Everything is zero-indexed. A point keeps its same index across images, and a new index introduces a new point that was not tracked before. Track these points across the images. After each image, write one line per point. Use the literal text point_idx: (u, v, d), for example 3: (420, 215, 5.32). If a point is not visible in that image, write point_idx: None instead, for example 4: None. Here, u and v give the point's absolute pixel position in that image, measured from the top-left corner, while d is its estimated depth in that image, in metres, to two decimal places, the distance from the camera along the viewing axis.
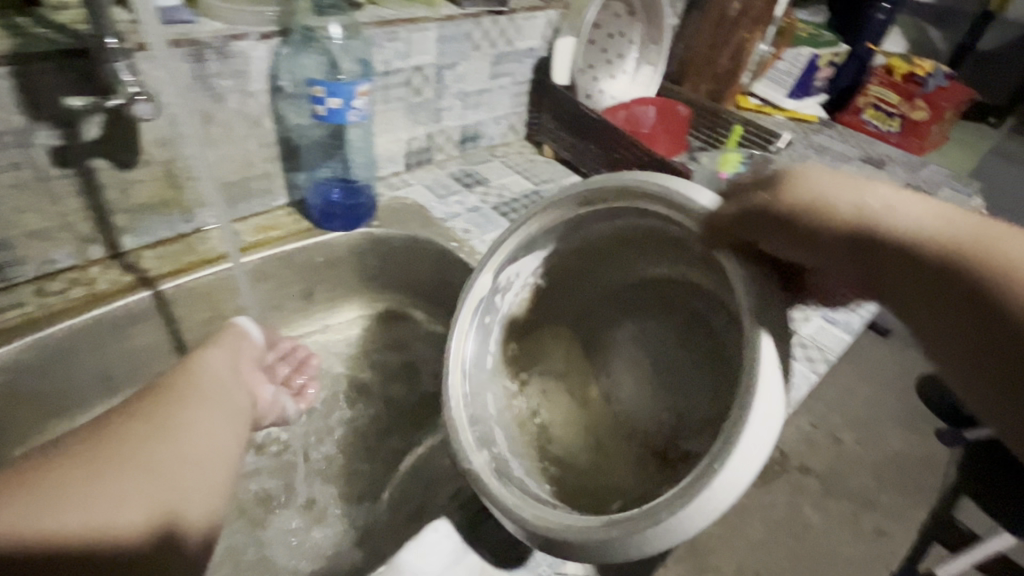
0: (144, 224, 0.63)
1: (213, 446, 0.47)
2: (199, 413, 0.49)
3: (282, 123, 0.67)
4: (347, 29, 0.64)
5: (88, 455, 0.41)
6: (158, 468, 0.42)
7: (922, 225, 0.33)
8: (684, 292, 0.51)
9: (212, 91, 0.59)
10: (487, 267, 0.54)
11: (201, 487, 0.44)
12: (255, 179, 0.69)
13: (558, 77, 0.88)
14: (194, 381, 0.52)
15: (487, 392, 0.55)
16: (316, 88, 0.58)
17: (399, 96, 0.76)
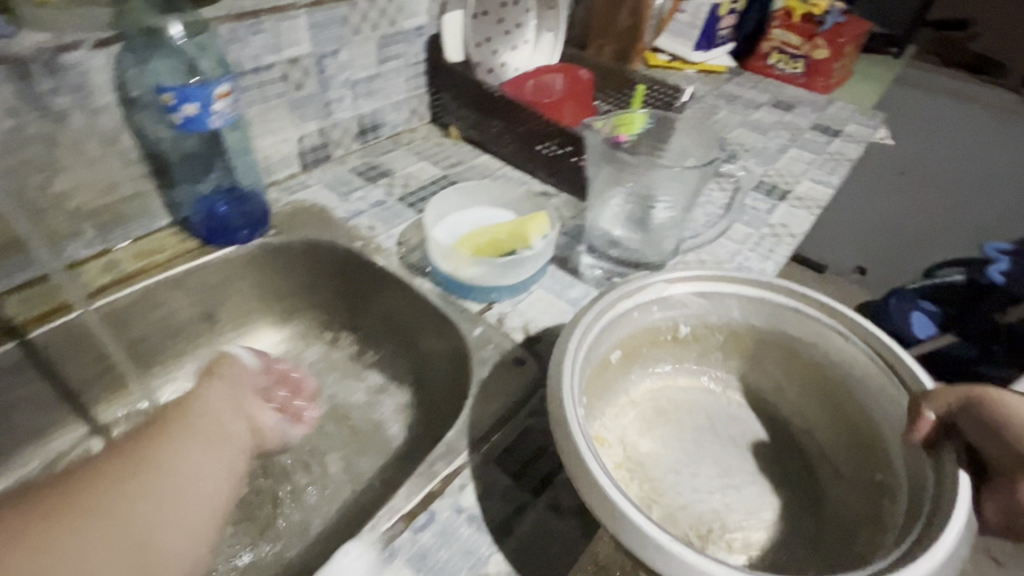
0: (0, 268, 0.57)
1: (207, 481, 0.39)
2: (194, 448, 0.40)
3: (144, 138, 0.61)
4: (189, 27, 0.58)
5: (44, 499, 0.32)
6: (137, 514, 0.34)
7: None
8: (821, 462, 0.56)
9: (49, 111, 0.53)
10: (662, 280, 0.54)
11: (189, 532, 0.35)
12: (125, 201, 0.63)
13: (451, 55, 0.85)
14: (196, 413, 0.44)
15: (585, 369, 0.49)
16: (165, 95, 0.53)
17: (278, 93, 0.71)
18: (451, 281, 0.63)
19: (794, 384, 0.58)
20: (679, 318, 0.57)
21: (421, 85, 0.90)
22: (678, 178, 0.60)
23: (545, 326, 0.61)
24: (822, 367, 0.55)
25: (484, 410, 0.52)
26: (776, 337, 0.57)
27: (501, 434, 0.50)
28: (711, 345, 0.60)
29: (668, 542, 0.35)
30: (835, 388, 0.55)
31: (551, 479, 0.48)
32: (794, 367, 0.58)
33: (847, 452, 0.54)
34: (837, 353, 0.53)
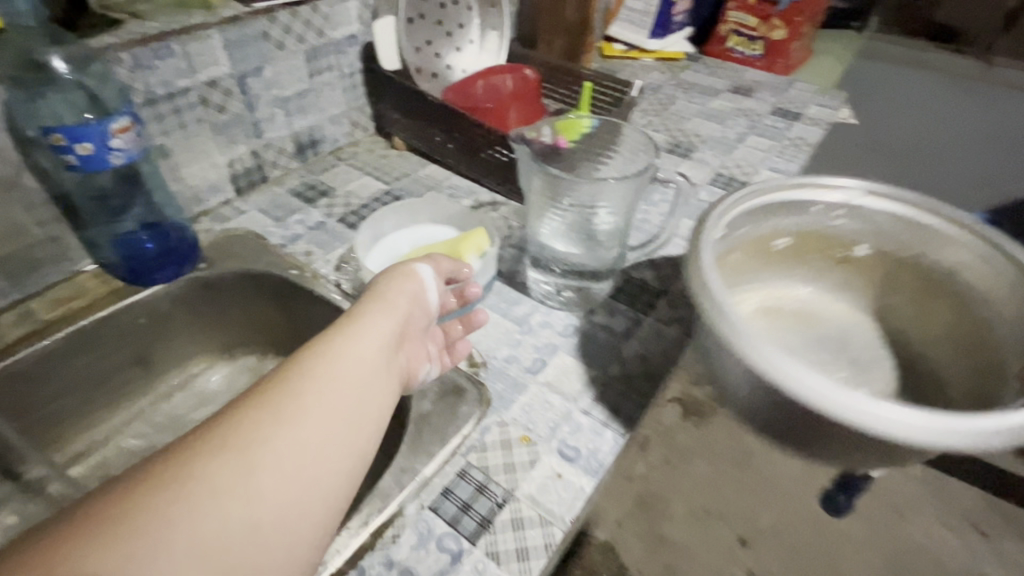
0: None
1: (344, 431, 0.32)
2: (270, 462, 0.29)
3: (50, 179, 0.57)
4: (73, 61, 0.54)
5: (127, 545, 0.24)
6: (243, 533, 0.27)
7: None
8: (901, 348, 0.65)
9: None
10: (879, 194, 0.61)
11: (310, 523, 0.29)
12: (35, 247, 0.59)
13: (386, 63, 0.81)
14: (247, 435, 0.29)
15: (841, 210, 0.62)
16: (55, 136, 0.49)
17: (198, 118, 0.67)
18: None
19: (916, 294, 0.64)
20: (861, 236, 0.64)
21: (360, 95, 0.86)
22: (614, 191, 0.56)
23: (489, 348, 0.58)
24: (957, 292, 0.59)
25: (422, 448, 0.49)
26: (914, 265, 0.62)
27: (439, 474, 0.48)
28: (870, 259, 0.65)
29: (845, 394, 0.42)
30: (964, 311, 0.59)
31: (490, 522, 0.45)
32: (922, 295, 0.63)
33: (942, 354, 0.62)
34: (965, 271, 0.58)
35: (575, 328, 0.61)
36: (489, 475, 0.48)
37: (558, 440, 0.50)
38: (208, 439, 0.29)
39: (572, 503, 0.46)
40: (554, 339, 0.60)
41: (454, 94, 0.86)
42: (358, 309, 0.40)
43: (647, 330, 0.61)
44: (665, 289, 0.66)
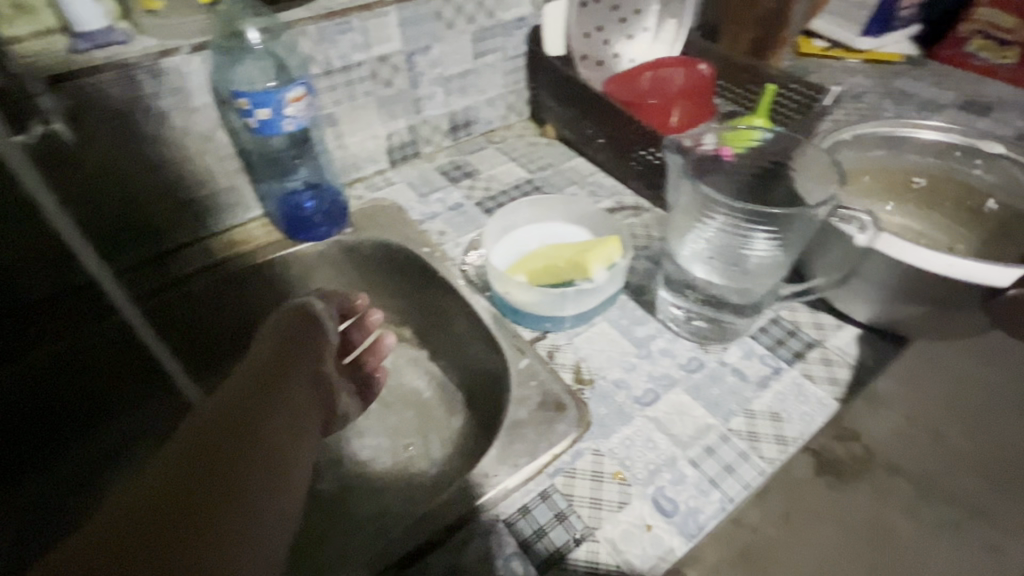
0: (118, 249, 0.64)
1: (292, 403, 0.48)
2: (268, 420, 0.44)
3: (236, 136, 0.64)
4: (265, 32, 0.60)
5: (232, 451, 0.39)
6: (276, 439, 0.43)
7: None
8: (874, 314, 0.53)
9: (154, 112, 0.58)
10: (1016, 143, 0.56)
11: (300, 450, 0.45)
12: (221, 194, 0.68)
13: (550, 48, 0.79)
14: (256, 415, 0.43)
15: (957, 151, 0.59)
16: (241, 100, 0.55)
17: (366, 91, 0.70)
18: (507, 305, 0.59)
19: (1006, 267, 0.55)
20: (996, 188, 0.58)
21: (520, 79, 0.85)
22: (795, 235, 0.49)
23: (600, 366, 0.54)
24: None
25: (509, 457, 0.47)
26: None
27: (521, 489, 0.46)
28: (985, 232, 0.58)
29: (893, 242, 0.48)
30: None
31: (564, 557, 0.42)
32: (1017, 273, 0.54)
33: None
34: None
35: (700, 364, 0.54)
36: (573, 505, 0.44)
37: (654, 486, 0.45)
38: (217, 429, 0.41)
39: (657, 563, 0.41)
40: (674, 371, 0.54)
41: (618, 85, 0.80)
42: (274, 356, 0.53)
43: (786, 383, 0.52)
44: (819, 340, 0.56)
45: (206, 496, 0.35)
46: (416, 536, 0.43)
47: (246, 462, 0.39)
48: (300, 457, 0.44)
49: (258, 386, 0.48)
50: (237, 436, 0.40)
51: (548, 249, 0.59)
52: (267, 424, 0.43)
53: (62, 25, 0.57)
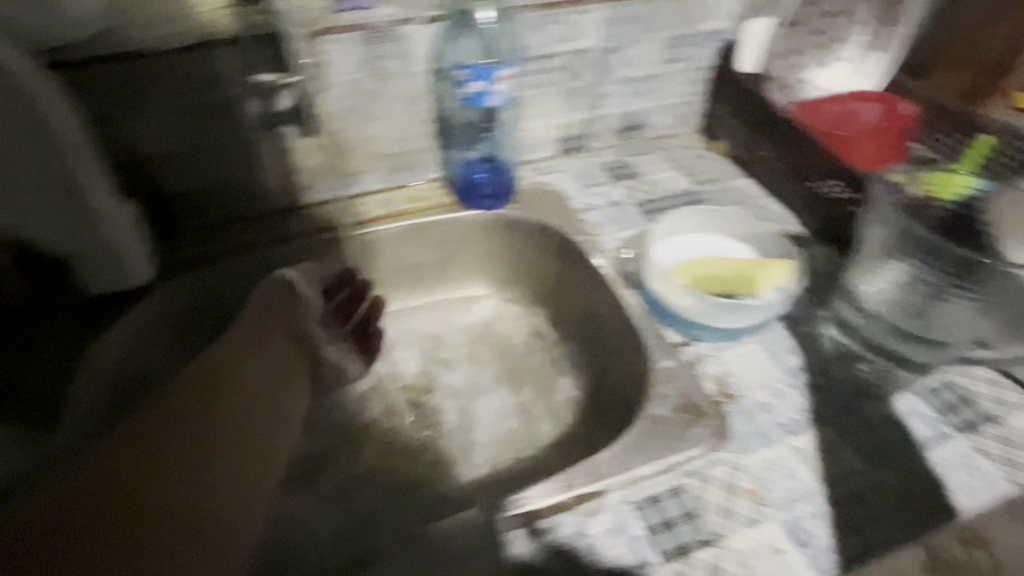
0: (321, 184, 0.73)
1: (252, 381, 0.60)
2: (232, 402, 0.57)
3: (439, 103, 0.71)
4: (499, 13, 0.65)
5: (189, 428, 0.52)
6: (238, 409, 0.57)
7: None
8: None
9: (380, 72, 0.65)
10: None
11: (247, 452, 0.55)
12: (411, 153, 0.75)
13: (741, 64, 0.78)
14: (234, 356, 0.61)
15: None
16: (462, 72, 0.61)
17: (555, 81, 0.74)
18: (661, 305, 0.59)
19: None
20: None
21: (701, 91, 0.84)
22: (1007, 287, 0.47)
23: (746, 384, 0.54)
24: None
25: (643, 449, 0.48)
26: None
27: (653, 479, 0.47)
28: None
29: None
30: None
31: (689, 553, 0.42)
32: None
33: None
34: None
35: (856, 409, 0.52)
36: (704, 508, 0.45)
37: (791, 514, 0.44)
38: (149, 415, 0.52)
39: None
40: (825, 408, 0.52)
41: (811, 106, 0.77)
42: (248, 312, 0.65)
43: (954, 451, 0.48)
44: (1000, 416, 0.51)
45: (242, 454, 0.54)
46: (549, 495, 0.45)
47: (235, 400, 0.57)
48: (253, 432, 0.56)
49: (234, 344, 0.62)
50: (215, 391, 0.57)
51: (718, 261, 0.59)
52: (246, 372, 0.60)
53: None
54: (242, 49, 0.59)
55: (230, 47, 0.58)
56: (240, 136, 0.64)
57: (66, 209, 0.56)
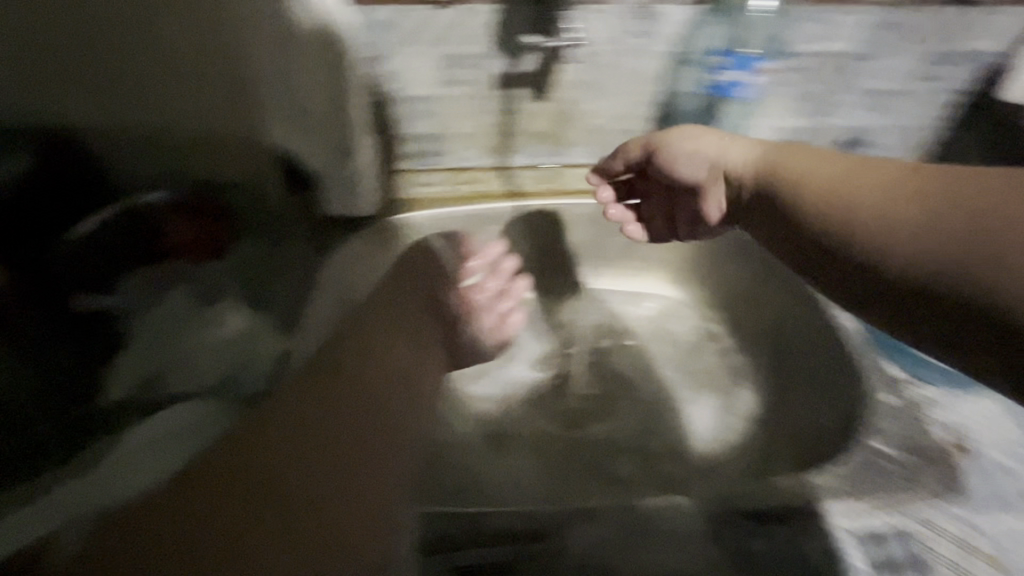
0: (531, 148, 0.75)
1: (380, 370, 0.64)
2: (365, 376, 0.63)
3: (671, 86, 0.70)
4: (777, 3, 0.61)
5: (329, 408, 0.59)
6: (370, 392, 0.62)
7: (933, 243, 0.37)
8: None
9: (623, 48, 0.66)
10: None
11: (389, 431, 0.60)
12: (624, 133, 0.74)
13: (1012, 94, 0.69)
14: (367, 341, 0.65)
15: None
16: None
17: (789, 82, 0.71)
18: (895, 346, 0.55)
19: None
20: None
21: (944, 117, 0.76)
22: None
23: (985, 443, 0.49)
24: None
25: (861, 483, 0.46)
26: None
27: (876, 513, 0.44)
28: None
29: None
30: None
31: None
32: None
33: None
34: None
35: None
36: (934, 559, 0.42)
37: None
38: (299, 388, 0.61)
39: None
40: None
41: (758, 189, 0.55)
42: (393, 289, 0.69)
43: None
44: None
45: (344, 458, 0.55)
46: (758, 503, 0.44)
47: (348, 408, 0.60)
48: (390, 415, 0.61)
49: (366, 326, 0.66)
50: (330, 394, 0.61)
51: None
52: (378, 359, 0.64)
53: None
54: (508, 9, 0.61)
55: (499, 5, 0.61)
56: (477, 90, 0.68)
57: (327, 139, 0.59)
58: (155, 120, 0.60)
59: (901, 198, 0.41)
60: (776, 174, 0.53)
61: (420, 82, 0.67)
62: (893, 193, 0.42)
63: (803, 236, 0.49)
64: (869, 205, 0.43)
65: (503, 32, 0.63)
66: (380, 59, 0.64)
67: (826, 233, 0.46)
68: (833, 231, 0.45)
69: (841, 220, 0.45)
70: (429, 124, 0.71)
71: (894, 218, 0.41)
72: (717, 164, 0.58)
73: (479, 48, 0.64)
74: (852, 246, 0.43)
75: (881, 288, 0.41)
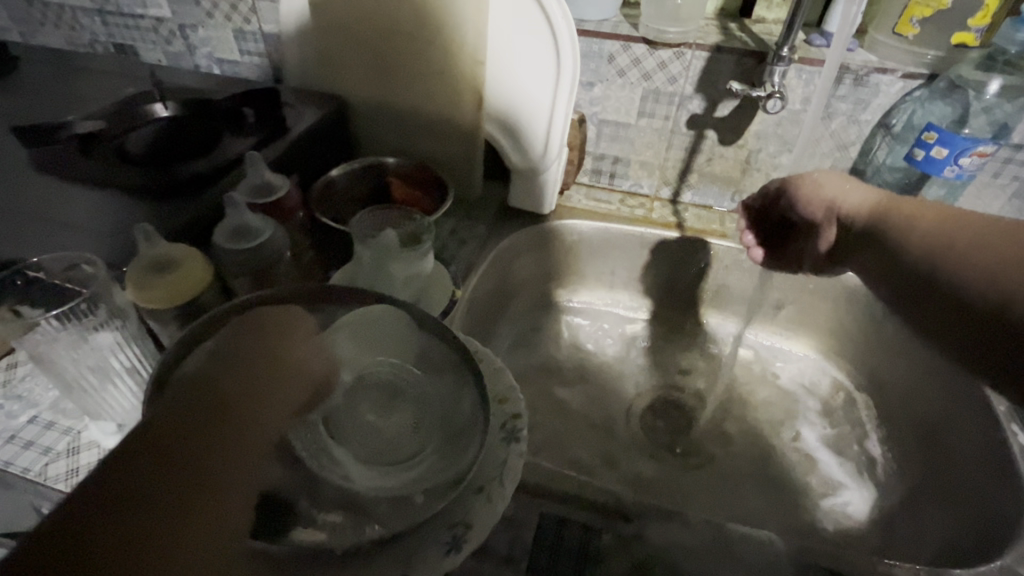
0: (705, 189, 0.79)
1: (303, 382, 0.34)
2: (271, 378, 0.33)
3: (867, 155, 0.69)
4: (1008, 88, 0.59)
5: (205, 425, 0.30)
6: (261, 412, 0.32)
7: (973, 255, 0.45)
8: None
9: (826, 110, 0.67)
10: None
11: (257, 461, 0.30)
12: None
13: None
14: (265, 353, 0.33)
15: None
16: (930, 133, 0.60)
17: (1016, 174, 0.65)
18: None
19: None
20: None
21: None
22: None
23: None
24: None
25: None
26: None
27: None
28: None
29: None
30: None
31: None
32: None
33: None
34: None
35: None
36: None
37: None
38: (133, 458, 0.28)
39: None
40: None
41: (873, 224, 0.55)
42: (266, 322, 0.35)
43: None
44: None
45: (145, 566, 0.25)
46: (853, 557, 0.45)
47: (213, 456, 0.29)
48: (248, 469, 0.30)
49: (250, 350, 0.33)
50: (211, 436, 0.30)
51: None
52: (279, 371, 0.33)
53: (810, 18, 0.69)
54: (719, 57, 0.67)
55: (711, 53, 0.67)
56: (670, 125, 0.74)
57: (535, 140, 0.73)
58: (404, 103, 0.75)
59: (994, 240, 0.45)
60: (892, 217, 0.53)
61: (620, 109, 0.75)
62: (991, 228, 0.46)
63: (906, 269, 0.50)
64: (976, 241, 0.46)
65: (709, 77, 0.69)
66: (592, 84, 0.74)
67: (919, 264, 0.49)
68: (935, 260, 0.48)
69: (941, 250, 0.48)
70: (617, 147, 0.79)
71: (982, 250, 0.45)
72: (836, 211, 0.59)
73: (683, 88, 0.71)
74: (940, 271, 0.47)
75: (960, 308, 0.45)
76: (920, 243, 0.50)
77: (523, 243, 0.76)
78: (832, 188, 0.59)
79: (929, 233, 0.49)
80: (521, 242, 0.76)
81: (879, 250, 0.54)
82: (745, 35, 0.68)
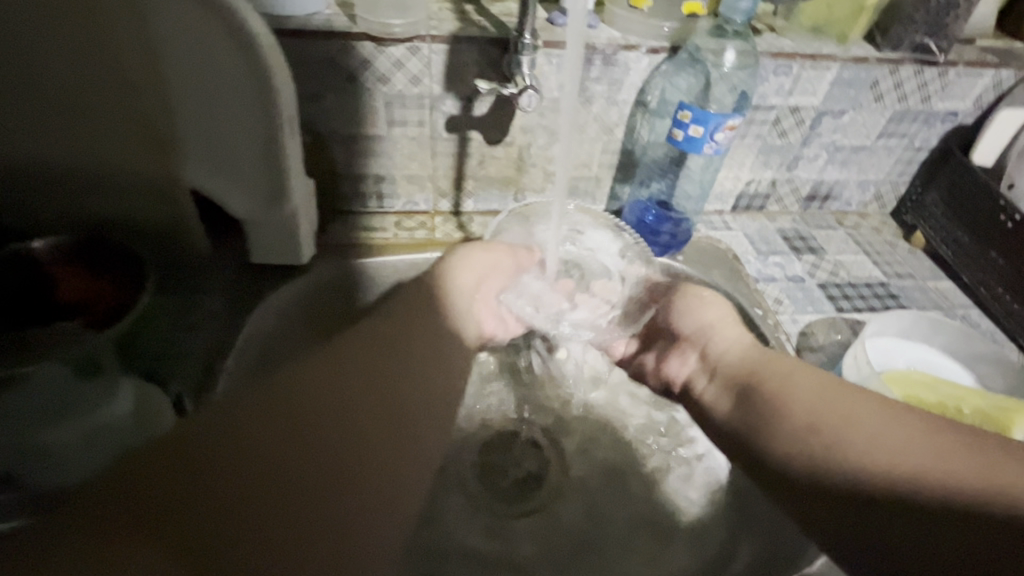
0: (484, 194, 0.70)
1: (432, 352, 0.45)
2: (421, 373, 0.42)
3: (632, 136, 0.66)
4: (741, 55, 0.60)
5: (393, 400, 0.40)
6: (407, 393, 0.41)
7: (873, 456, 0.39)
8: None
9: (584, 94, 0.62)
10: None
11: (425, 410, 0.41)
12: (586, 179, 0.70)
13: (977, 157, 0.69)
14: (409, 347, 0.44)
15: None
16: (684, 113, 0.59)
17: (757, 134, 0.67)
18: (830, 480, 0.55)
19: None
20: None
21: (907, 172, 0.75)
22: None
23: None
24: None
25: None
26: None
27: None
28: None
29: None
30: None
31: None
32: None
33: None
34: None
35: None
36: None
37: None
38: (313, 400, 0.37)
39: None
40: None
41: (751, 402, 0.48)
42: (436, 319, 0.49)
43: None
44: None
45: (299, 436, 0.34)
46: None
47: (404, 418, 0.39)
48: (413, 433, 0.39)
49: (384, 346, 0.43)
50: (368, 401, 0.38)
51: (943, 385, 0.55)
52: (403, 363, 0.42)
53: None
54: (459, 49, 0.57)
55: (450, 44, 0.57)
56: (427, 132, 0.63)
57: (252, 180, 0.55)
58: (49, 156, 0.52)
59: (884, 432, 0.40)
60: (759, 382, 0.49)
61: (363, 120, 0.61)
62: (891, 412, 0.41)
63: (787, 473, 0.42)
64: (875, 437, 0.39)
65: (454, 74, 0.59)
66: (319, 95, 0.59)
67: (841, 487, 0.38)
68: (902, 486, 0.36)
69: (821, 444, 0.41)
70: (375, 164, 0.65)
71: (901, 450, 0.38)
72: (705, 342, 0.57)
73: (430, 88, 0.60)
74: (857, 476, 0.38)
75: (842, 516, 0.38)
76: (787, 414, 0.45)
77: (276, 323, 0.58)
78: (717, 326, 0.58)
79: (799, 420, 0.44)
80: (269, 323, 0.58)
81: (744, 403, 0.49)
82: (485, 18, 0.59)
